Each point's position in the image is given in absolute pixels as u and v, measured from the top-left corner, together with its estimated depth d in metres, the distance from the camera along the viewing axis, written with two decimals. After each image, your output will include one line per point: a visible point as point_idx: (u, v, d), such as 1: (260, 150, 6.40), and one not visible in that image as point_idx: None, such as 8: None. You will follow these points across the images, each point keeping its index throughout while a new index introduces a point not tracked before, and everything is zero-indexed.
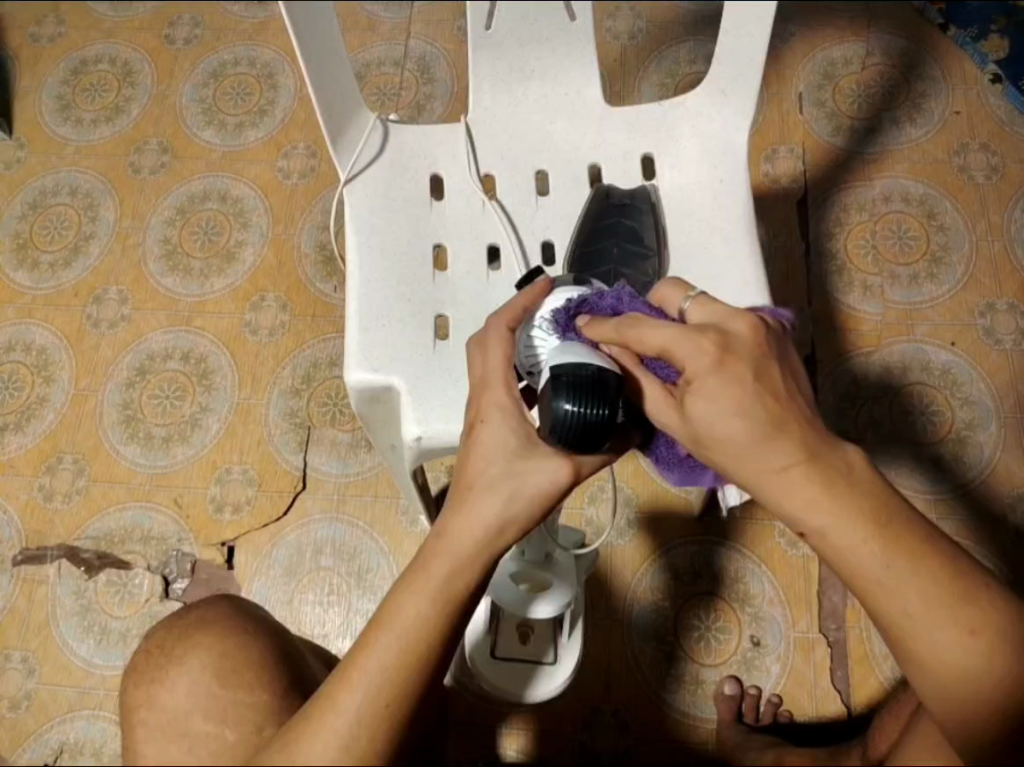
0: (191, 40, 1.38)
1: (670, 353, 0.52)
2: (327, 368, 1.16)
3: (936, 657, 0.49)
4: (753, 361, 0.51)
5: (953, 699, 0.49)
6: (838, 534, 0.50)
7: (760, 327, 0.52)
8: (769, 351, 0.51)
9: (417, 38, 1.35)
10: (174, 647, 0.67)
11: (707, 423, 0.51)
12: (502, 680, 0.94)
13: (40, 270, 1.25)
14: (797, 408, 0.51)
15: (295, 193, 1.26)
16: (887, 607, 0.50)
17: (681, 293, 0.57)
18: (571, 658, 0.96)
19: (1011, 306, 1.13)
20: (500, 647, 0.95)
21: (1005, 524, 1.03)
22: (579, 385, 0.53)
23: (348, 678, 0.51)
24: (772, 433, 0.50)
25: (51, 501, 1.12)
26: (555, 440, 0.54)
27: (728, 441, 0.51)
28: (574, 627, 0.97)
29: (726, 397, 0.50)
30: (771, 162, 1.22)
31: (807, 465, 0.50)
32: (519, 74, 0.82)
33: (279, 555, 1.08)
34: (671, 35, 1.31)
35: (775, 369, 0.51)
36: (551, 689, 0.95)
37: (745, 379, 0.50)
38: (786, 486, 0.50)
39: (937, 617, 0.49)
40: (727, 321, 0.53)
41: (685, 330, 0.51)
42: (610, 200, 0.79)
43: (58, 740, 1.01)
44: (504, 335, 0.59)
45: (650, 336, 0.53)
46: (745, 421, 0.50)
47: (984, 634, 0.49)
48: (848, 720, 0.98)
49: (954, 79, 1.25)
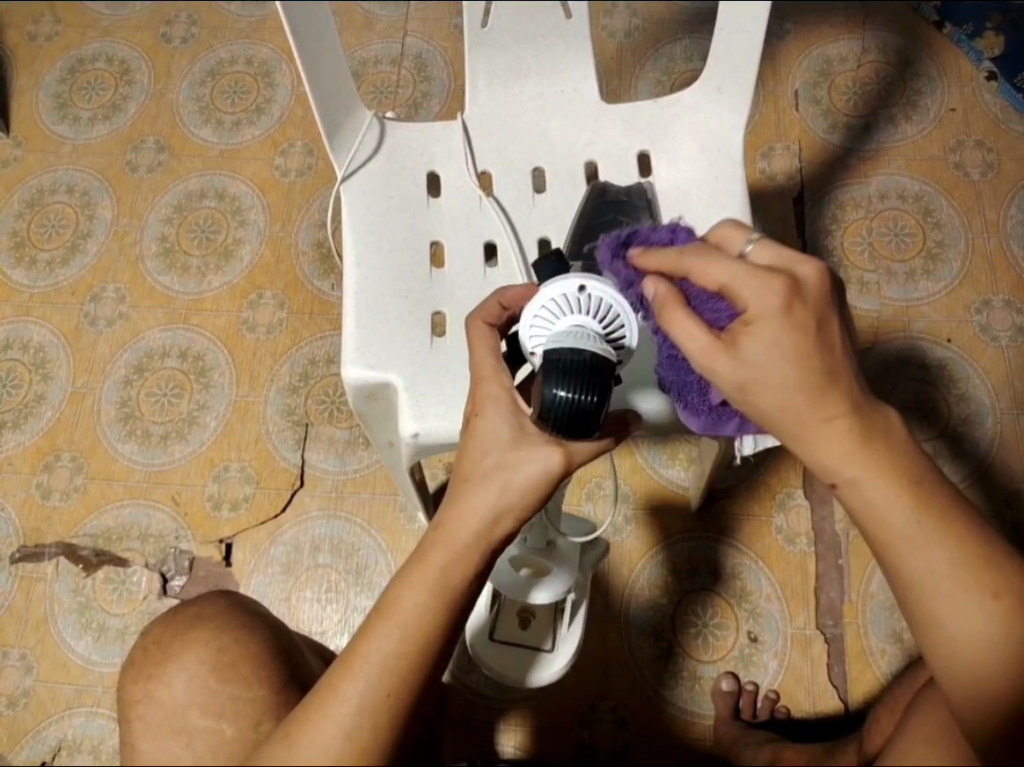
0: (188, 38, 1.38)
1: (734, 291, 0.50)
2: (325, 366, 1.16)
3: (953, 618, 0.50)
4: (817, 310, 0.49)
5: (963, 665, 0.50)
6: (872, 488, 0.50)
7: (825, 275, 0.50)
8: (832, 302, 0.50)
9: (414, 36, 1.35)
10: (171, 641, 0.67)
11: (760, 368, 0.49)
12: (499, 663, 0.90)
13: (37, 269, 1.25)
14: (848, 362, 0.50)
15: (292, 191, 1.26)
16: (915, 567, 0.50)
17: (742, 235, 0.56)
18: (571, 647, 0.90)
19: (1008, 303, 1.13)
20: (500, 629, 0.90)
21: (1001, 519, 1.03)
22: (574, 371, 0.52)
23: (349, 668, 0.51)
24: (825, 385, 0.49)
25: (49, 499, 1.12)
26: (548, 425, 0.52)
27: (778, 385, 0.49)
28: (576, 617, 0.91)
29: (786, 343, 0.48)
30: (768, 159, 1.22)
31: (851, 418, 0.50)
32: (514, 72, 0.82)
33: (277, 552, 1.08)
34: (667, 33, 1.31)
35: (834, 322, 0.49)
36: (549, 677, 0.89)
37: (807, 326, 0.48)
38: (830, 437, 0.50)
39: (962, 580, 0.50)
40: (794, 265, 0.51)
41: (752, 270, 0.49)
42: (606, 197, 0.80)
43: (56, 737, 1.01)
44: (485, 333, 0.60)
45: (713, 272, 0.50)
46: (801, 367, 0.48)
47: (1005, 600, 0.50)
48: (847, 714, 0.99)
49: (951, 76, 1.25)
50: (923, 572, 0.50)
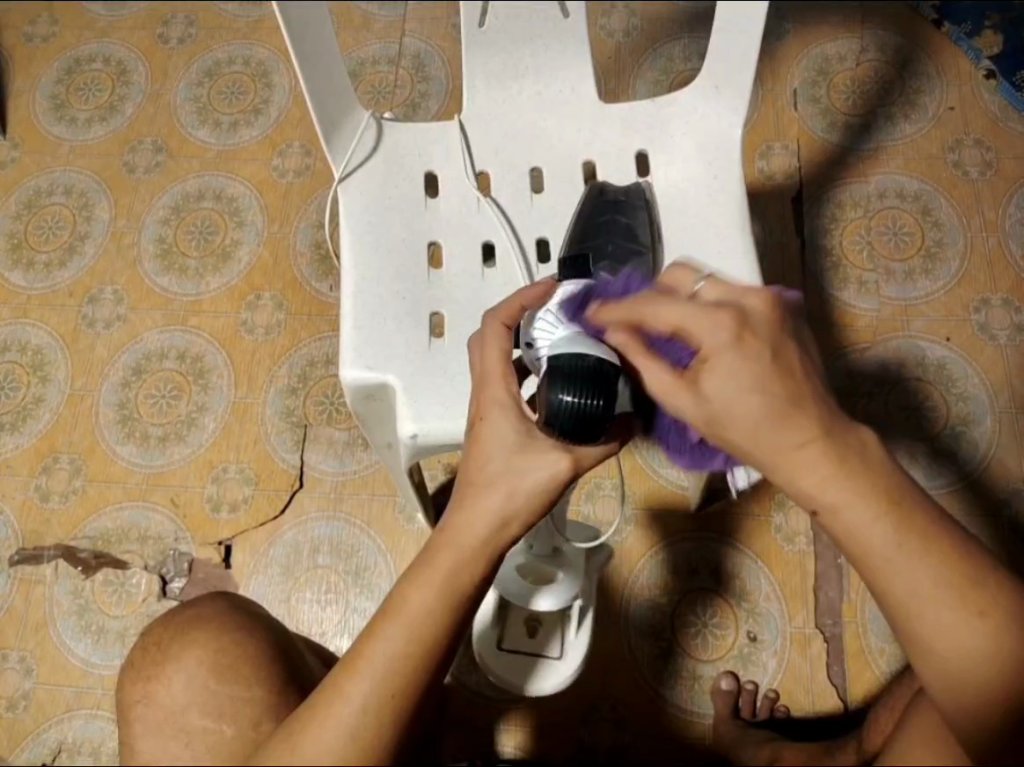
0: (185, 39, 1.38)
1: (684, 331, 0.51)
2: (324, 367, 1.16)
3: (946, 636, 0.50)
4: (770, 339, 0.49)
5: (959, 680, 0.50)
6: (853, 512, 0.49)
7: (775, 302, 0.51)
8: (785, 328, 0.50)
9: (412, 36, 1.34)
10: (171, 642, 0.67)
11: (724, 400, 0.49)
12: (508, 673, 0.90)
13: (35, 270, 1.25)
14: (811, 386, 0.50)
15: (290, 192, 1.26)
16: (898, 589, 0.50)
17: (692, 275, 0.56)
18: (578, 652, 0.91)
19: (1006, 302, 1.13)
20: (507, 639, 0.92)
21: (1000, 517, 1.03)
22: (575, 376, 0.52)
23: (353, 668, 0.51)
24: (790, 410, 0.49)
25: (48, 501, 1.12)
26: (553, 429, 0.53)
27: (744, 418, 0.49)
28: (582, 621, 0.91)
29: (744, 373, 0.49)
30: (766, 158, 1.22)
31: (825, 442, 0.49)
32: (514, 71, 0.82)
33: (277, 553, 1.08)
34: (665, 32, 1.31)
35: (791, 348, 0.50)
36: (556, 684, 0.90)
37: (762, 356, 0.49)
38: (805, 463, 0.49)
39: (946, 598, 0.50)
40: (742, 297, 0.51)
41: (698, 308, 0.51)
42: (605, 197, 0.78)
43: (57, 739, 1.01)
44: (499, 332, 0.58)
45: (663, 314, 0.52)
46: (765, 397, 0.48)
47: (992, 616, 0.50)
48: (846, 714, 0.99)
49: (949, 75, 1.25)
50: (906, 594, 0.50)
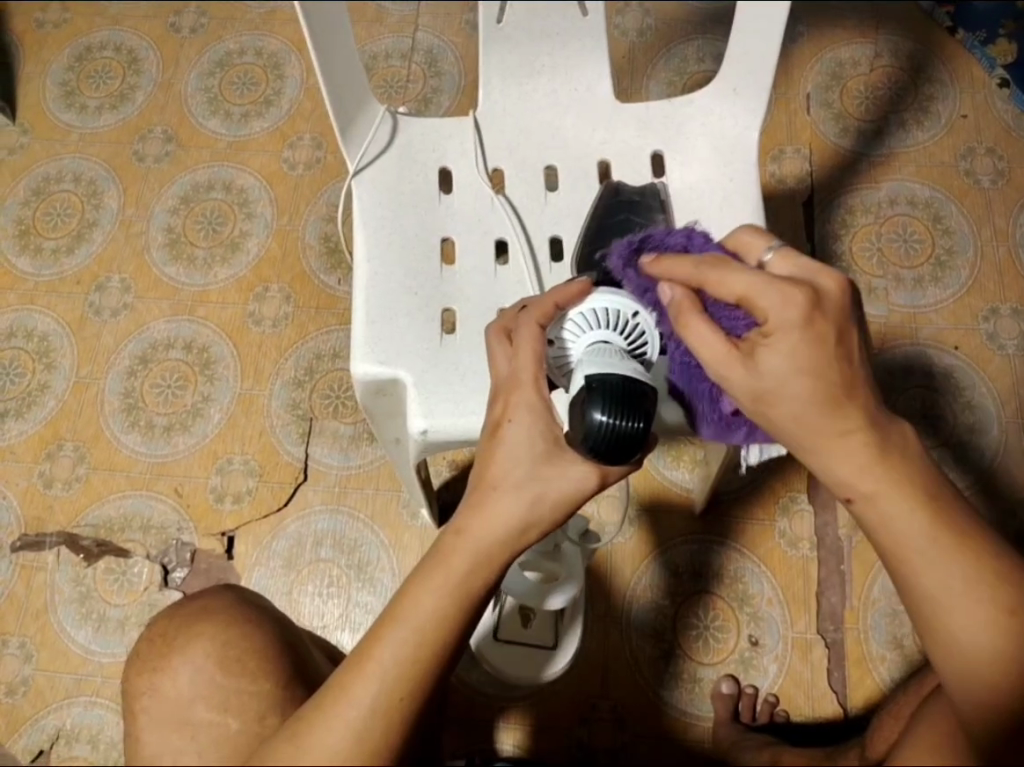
0: (198, 28, 1.37)
1: (750, 301, 0.50)
2: (330, 360, 1.16)
3: (966, 635, 0.50)
4: (837, 321, 0.49)
5: (971, 680, 0.50)
6: (890, 501, 0.51)
7: (846, 288, 0.51)
8: (852, 313, 0.51)
9: (425, 31, 1.34)
10: (176, 636, 0.67)
11: (775, 378, 0.50)
12: (506, 664, 0.97)
13: (42, 256, 1.24)
14: (863, 373, 0.50)
15: (300, 184, 1.26)
16: (929, 581, 0.51)
17: (765, 243, 0.57)
18: (571, 641, 0.99)
19: (1015, 312, 1.13)
20: (504, 632, 0.98)
21: (1004, 527, 1.03)
22: (615, 396, 0.52)
23: (361, 670, 0.51)
24: (841, 399, 0.50)
25: (50, 488, 1.12)
26: (587, 449, 0.52)
27: (794, 399, 0.50)
28: (575, 617, 1.00)
29: (805, 355, 0.49)
30: (778, 162, 1.22)
31: (867, 433, 0.50)
32: (529, 68, 0.82)
33: (279, 546, 1.08)
34: (678, 33, 1.31)
35: (853, 333, 0.50)
36: (554, 671, 0.99)
37: (828, 338, 0.49)
38: (847, 448, 0.51)
39: (977, 596, 0.50)
40: (815, 277, 0.52)
41: (769, 280, 0.49)
42: (619, 197, 0.78)
43: (55, 726, 1.01)
44: (535, 333, 0.57)
45: (731, 281, 0.50)
46: (816, 383, 0.49)
47: (1021, 617, 0.50)
48: (846, 719, 0.99)
49: (963, 83, 1.25)
50: (938, 588, 0.51)
